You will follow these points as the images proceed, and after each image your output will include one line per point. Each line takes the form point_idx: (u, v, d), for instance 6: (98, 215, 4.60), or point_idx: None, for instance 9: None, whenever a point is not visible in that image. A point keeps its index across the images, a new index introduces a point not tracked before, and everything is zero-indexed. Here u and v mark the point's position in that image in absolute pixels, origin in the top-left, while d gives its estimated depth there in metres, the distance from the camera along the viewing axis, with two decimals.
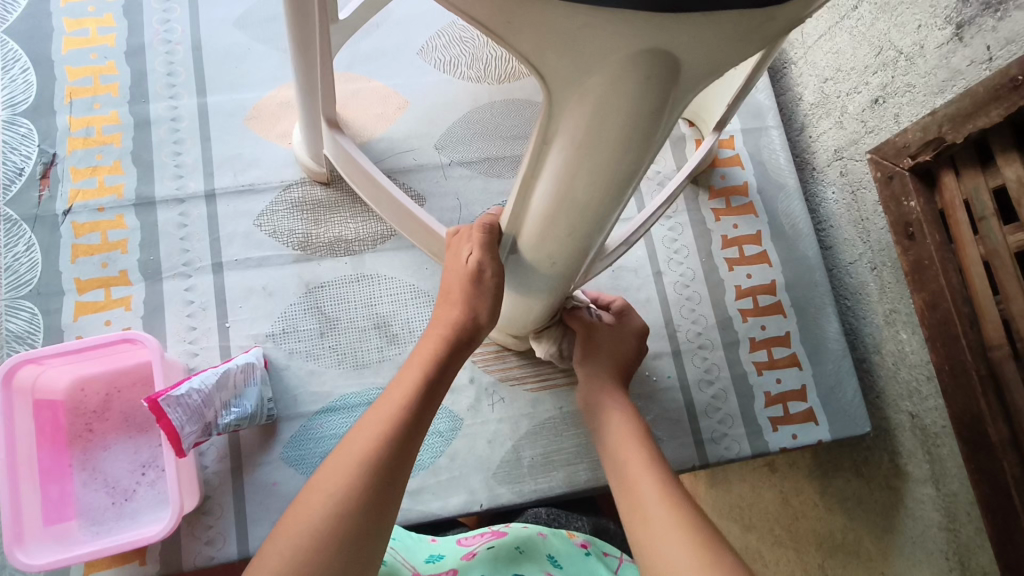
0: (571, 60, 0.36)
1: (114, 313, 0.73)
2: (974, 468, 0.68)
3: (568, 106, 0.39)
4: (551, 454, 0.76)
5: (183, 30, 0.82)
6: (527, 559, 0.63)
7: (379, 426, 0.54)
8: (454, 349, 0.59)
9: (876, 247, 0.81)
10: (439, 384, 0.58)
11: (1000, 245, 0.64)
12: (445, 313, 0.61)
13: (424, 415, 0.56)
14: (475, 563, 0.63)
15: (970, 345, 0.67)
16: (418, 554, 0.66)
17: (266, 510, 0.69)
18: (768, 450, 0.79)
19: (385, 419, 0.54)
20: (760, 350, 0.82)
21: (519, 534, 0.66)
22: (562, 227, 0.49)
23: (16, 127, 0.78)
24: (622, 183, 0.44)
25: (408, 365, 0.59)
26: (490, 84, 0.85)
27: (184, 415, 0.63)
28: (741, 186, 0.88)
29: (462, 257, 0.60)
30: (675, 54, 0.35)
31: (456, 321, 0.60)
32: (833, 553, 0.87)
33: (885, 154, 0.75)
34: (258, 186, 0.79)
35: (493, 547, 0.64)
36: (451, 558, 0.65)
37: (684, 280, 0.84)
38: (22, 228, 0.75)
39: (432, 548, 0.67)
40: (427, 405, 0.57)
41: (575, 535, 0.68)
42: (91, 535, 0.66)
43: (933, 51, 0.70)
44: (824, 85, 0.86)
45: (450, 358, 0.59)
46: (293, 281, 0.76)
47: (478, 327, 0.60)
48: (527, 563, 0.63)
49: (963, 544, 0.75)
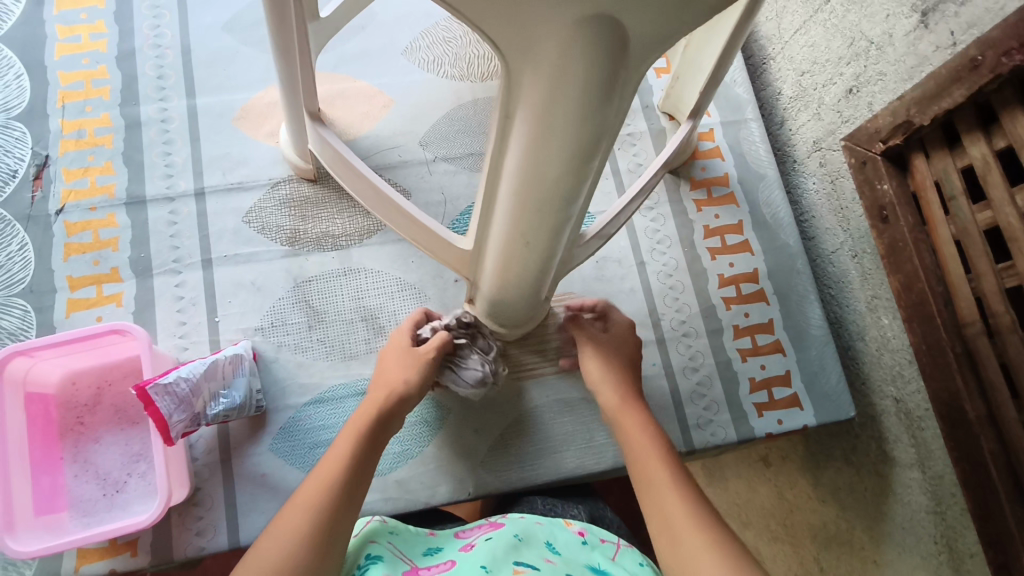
0: (523, 30, 0.37)
1: (105, 310, 0.75)
2: (953, 446, 0.68)
3: (526, 78, 0.41)
4: (537, 443, 0.77)
5: (172, 34, 0.85)
6: (526, 546, 0.63)
7: (332, 469, 0.58)
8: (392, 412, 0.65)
9: (856, 234, 0.83)
10: (372, 454, 0.62)
11: (969, 223, 0.65)
12: (374, 398, 0.65)
13: (360, 483, 0.59)
14: (473, 552, 0.63)
15: (945, 324, 0.68)
16: (415, 547, 0.65)
17: (256, 500, 0.70)
18: (754, 436, 0.80)
19: (334, 466, 0.59)
20: (743, 337, 0.83)
21: (516, 524, 0.67)
22: (533, 204, 0.50)
23: (10, 130, 0.80)
24: (587, 155, 0.46)
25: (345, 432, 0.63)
26: (473, 82, 0.87)
27: (172, 404, 0.64)
28: (721, 177, 0.89)
29: (394, 367, 0.67)
30: (620, 21, 0.36)
31: (387, 395, 0.65)
32: (828, 544, 0.89)
33: (858, 141, 0.76)
34: (247, 185, 0.80)
35: (492, 538, 0.64)
36: (450, 551, 0.65)
37: (667, 270, 0.85)
38: (15, 227, 0.77)
39: (430, 542, 0.67)
40: (372, 452, 0.62)
41: (572, 524, 0.70)
42: (81, 527, 0.67)
43: (901, 39, 0.72)
44: (802, 78, 0.88)
45: (393, 415, 0.65)
46: (282, 275, 0.78)
47: (409, 390, 0.66)
48: (526, 550, 0.62)
49: (949, 526, 0.76)
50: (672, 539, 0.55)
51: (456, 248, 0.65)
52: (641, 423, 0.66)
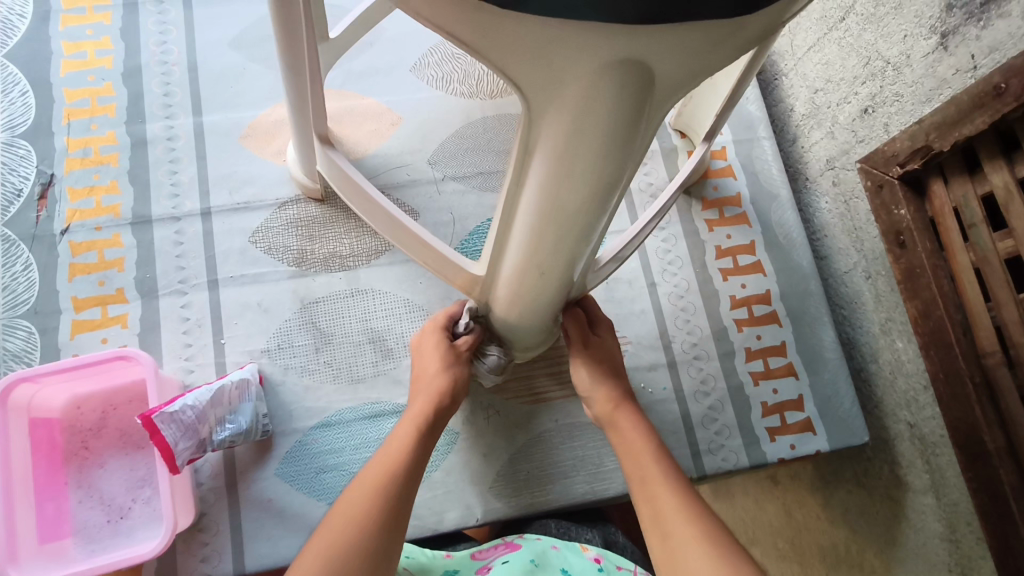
0: (546, 72, 0.36)
1: (110, 331, 0.74)
2: (972, 477, 0.67)
3: (547, 118, 0.40)
4: (546, 468, 0.76)
5: (179, 51, 0.84)
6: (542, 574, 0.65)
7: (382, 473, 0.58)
8: (439, 416, 0.65)
9: (870, 256, 0.81)
10: (424, 458, 0.62)
11: (989, 252, 0.64)
12: (422, 404, 0.65)
13: (408, 492, 0.58)
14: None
15: (964, 353, 0.67)
16: (434, 573, 0.65)
17: (262, 526, 0.69)
18: (767, 461, 0.79)
19: (384, 470, 0.59)
20: (756, 360, 0.82)
21: (532, 548, 0.67)
22: (550, 236, 0.49)
23: (14, 148, 0.79)
24: (607, 189, 0.45)
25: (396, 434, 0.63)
26: (482, 99, 0.86)
27: (179, 431, 0.64)
28: (733, 196, 0.88)
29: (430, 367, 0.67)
30: (648, 63, 0.35)
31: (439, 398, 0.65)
32: (837, 567, 0.88)
33: (875, 163, 0.75)
34: (254, 204, 0.79)
35: (508, 562, 0.65)
36: None
37: (678, 291, 0.84)
38: (20, 247, 0.76)
39: (446, 564, 0.66)
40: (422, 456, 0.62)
41: (588, 548, 0.68)
42: (86, 554, 0.66)
43: (919, 60, 0.70)
44: (815, 96, 0.87)
45: (440, 419, 0.65)
46: (288, 296, 0.77)
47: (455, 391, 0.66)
48: None
49: (964, 554, 0.74)
50: (663, 535, 0.56)
51: (467, 273, 0.63)
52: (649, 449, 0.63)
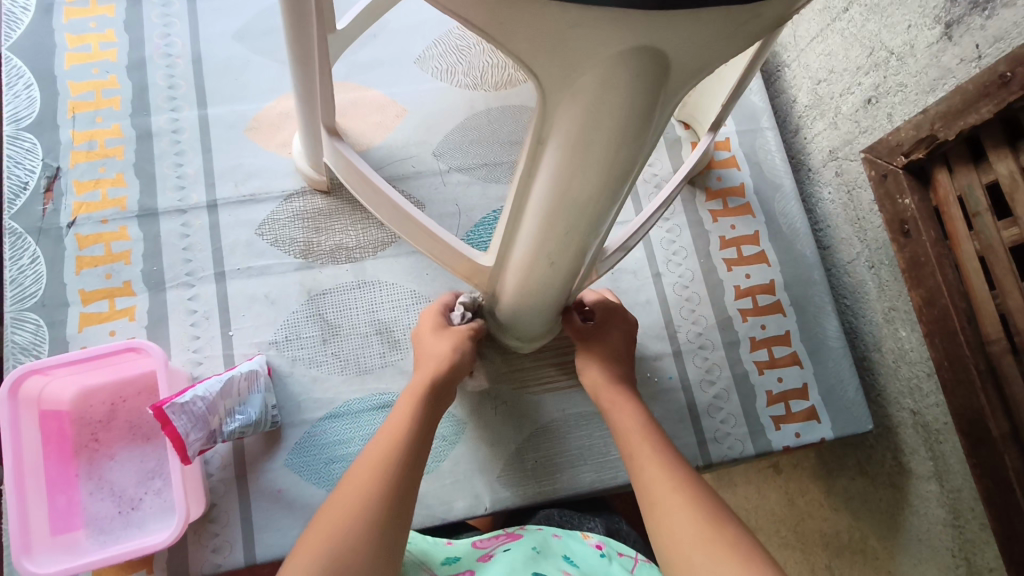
0: (562, 59, 0.36)
1: (118, 324, 0.74)
2: (975, 462, 0.68)
3: (562, 106, 0.40)
4: (553, 457, 0.77)
5: (182, 43, 0.84)
6: (543, 558, 0.64)
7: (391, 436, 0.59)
8: (442, 384, 0.65)
9: (873, 245, 0.82)
10: (428, 424, 0.62)
11: (994, 241, 0.64)
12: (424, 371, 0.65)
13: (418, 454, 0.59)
14: (492, 564, 0.63)
15: (968, 341, 0.67)
16: (435, 557, 0.65)
17: (272, 517, 0.70)
18: (771, 450, 0.80)
19: (394, 433, 0.59)
20: (760, 349, 0.83)
21: (535, 535, 0.67)
22: (560, 226, 0.50)
23: (19, 142, 0.79)
24: (618, 180, 0.45)
25: (397, 408, 0.63)
26: (487, 90, 0.86)
27: (190, 422, 0.64)
28: (737, 187, 0.89)
29: (432, 346, 0.67)
30: (664, 51, 0.36)
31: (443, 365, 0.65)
32: (840, 553, 0.89)
33: (878, 153, 0.75)
34: (260, 197, 0.79)
35: (510, 550, 0.65)
36: (468, 560, 0.65)
37: (683, 281, 0.84)
38: (26, 240, 0.76)
39: (448, 550, 0.67)
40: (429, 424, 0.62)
41: (589, 536, 0.69)
42: (98, 545, 0.66)
43: (923, 51, 0.71)
44: (818, 86, 0.87)
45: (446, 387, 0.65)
46: (295, 288, 0.77)
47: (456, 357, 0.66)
48: (545, 562, 0.63)
49: (968, 540, 0.75)
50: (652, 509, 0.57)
51: (478, 264, 0.64)
52: (641, 430, 0.64)
